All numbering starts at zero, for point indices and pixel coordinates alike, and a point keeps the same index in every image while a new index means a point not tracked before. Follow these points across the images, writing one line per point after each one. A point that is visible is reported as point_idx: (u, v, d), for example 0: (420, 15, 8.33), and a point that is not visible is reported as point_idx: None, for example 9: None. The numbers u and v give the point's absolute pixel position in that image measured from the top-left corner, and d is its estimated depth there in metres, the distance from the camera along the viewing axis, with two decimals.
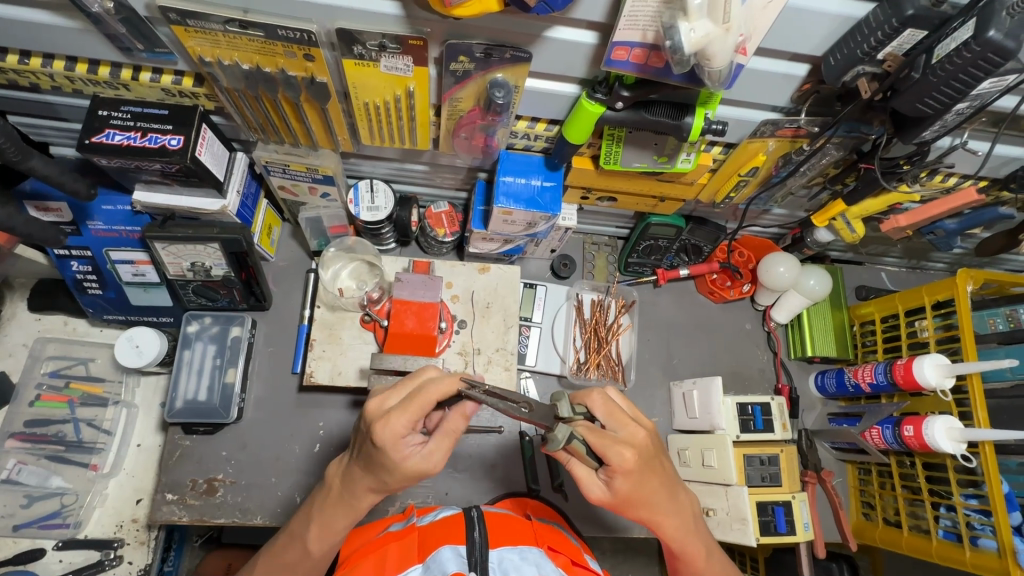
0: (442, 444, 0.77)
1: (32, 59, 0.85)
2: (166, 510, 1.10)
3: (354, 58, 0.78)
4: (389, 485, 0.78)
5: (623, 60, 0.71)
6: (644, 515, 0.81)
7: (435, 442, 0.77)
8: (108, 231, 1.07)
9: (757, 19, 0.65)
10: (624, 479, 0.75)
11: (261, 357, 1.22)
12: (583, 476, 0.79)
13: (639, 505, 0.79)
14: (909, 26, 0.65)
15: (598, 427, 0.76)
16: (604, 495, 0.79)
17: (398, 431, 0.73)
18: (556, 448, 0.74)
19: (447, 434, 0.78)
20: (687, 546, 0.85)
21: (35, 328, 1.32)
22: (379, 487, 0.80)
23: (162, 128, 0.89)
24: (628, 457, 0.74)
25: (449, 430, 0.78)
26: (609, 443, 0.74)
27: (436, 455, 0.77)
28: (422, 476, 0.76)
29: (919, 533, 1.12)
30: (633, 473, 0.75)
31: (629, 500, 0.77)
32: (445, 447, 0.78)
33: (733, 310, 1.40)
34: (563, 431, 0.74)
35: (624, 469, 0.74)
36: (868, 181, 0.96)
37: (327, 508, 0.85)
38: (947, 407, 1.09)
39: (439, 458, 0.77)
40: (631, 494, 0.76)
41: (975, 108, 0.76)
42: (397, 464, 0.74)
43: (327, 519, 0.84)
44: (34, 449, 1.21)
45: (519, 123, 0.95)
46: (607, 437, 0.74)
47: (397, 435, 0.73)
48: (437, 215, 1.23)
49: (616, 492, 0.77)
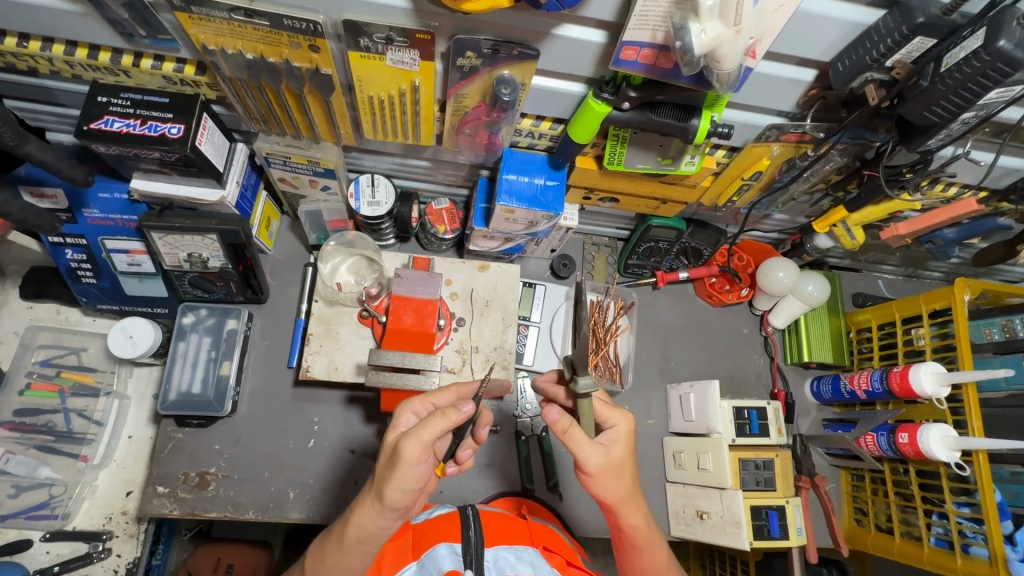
0: (429, 426, 0.72)
1: (31, 43, 0.83)
2: (156, 503, 1.08)
3: (360, 51, 0.77)
4: (378, 477, 0.75)
5: (632, 60, 0.71)
6: (623, 493, 0.82)
7: (424, 422, 0.72)
8: (103, 220, 1.06)
9: (767, 23, 0.64)
10: (623, 445, 0.82)
11: (256, 350, 1.21)
12: (580, 443, 0.77)
13: (624, 481, 0.82)
14: (919, 33, 0.65)
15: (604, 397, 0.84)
16: (596, 466, 0.78)
17: (412, 409, 0.83)
18: (585, 391, 0.76)
19: (440, 415, 0.73)
20: (648, 549, 0.87)
21: (26, 316, 1.30)
22: (375, 487, 0.75)
23: (162, 117, 0.88)
24: (627, 423, 0.83)
25: (441, 415, 0.73)
26: (616, 408, 0.84)
27: (417, 433, 0.71)
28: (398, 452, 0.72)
29: (911, 540, 1.13)
30: (630, 442, 0.83)
31: (620, 468, 0.81)
32: (427, 434, 0.71)
33: (731, 313, 1.41)
34: (588, 383, 0.76)
35: (626, 433, 0.82)
36: (871, 189, 0.95)
37: (326, 544, 0.79)
38: (942, 416, 1.10)
39: (417, 440, 0.71)
40: (625, 461, 0.81)
41: (981, 118, 0.75)
42: (389, 433, 0.81)
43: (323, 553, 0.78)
44: (22, 439, 1.19)
45: (524, 120, 0.95)
46: (613, 405, 0.84)
47: (407, 410, 0.83)
48: (437, 212, 1.23)
49: (613, 457, 0.80)
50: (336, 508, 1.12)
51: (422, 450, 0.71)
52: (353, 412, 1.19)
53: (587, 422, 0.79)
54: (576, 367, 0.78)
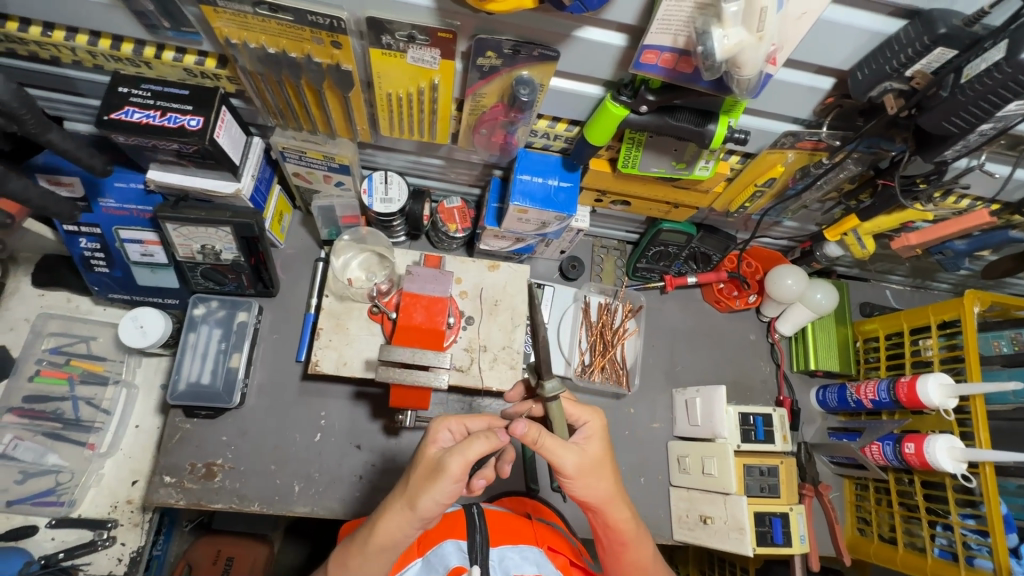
0: (478, 444, 0.72)
1: (55, 32, 0.84)
2: (162, 492, 1.09)
3: (381, 48, 0.78)
4: (412, 485, 0.75)
5: (652, 64, 0.71)
6: (603, 490, 0.82)
7: (467, 441, 0.73)
8: (119, 210, 1.06)
9: (789, 30, 0.65)
10: (595, 443, 0.82)
11: (265, 343, 1.22)
12: (555, 448, 0.77)
13: (602, 480, 0.82)
14: (941, 44, 0.65)
15: (572, 396, 0.86)
16: (573, 468, 0.79)
17: (448, 427, 0.81)
18: (552, 394, 0.78)
19: (483, 436, 0.73)
20: (634, 544, 0.87)
21: (37, 304, 1.30)
22: (408, 493, 0.75)
23: (182, 109, 0.89)
24: (597, 419, 0.84)
25: (487, 436, 0.73)
26: (584, 407, 0.85)
27: (461, 451, 0.72)
28: (441, 468, 0.72)
29: (914, 551, 1.13)
30: (604, 441, 0.84)
31: (596, 467, 0.81)
32: (472, 452, 0.72)
33: (738, 319, 1.41)
34: (554, 386, 0.79)
35: (597, 432, 0.83)
36: (885, 199, 0.96)
37: (348, 549, 0.78)
38: (949, 427, 1.10)
39: (460, 457, 0.72)
40: (601, 457, 0.82)
41: (998, 131, 0.75)
42: (427, 447, 0.78)
43: (349, 559, 0.77)
44: (31, 426, 1.20)
45: (540, 121, 0.95)
46: (581, 404, 0.85)
47: (443, 426, 0.80)
48: (449, 211, 1.24)
49: (588, 456, 0.80)
50: (340, 502, 1.13)
51: (464, 468, 0.72)
52: (360, 407, 1.19)
53: (560, 427, 0.80)
54: (541, 371, 0.79)
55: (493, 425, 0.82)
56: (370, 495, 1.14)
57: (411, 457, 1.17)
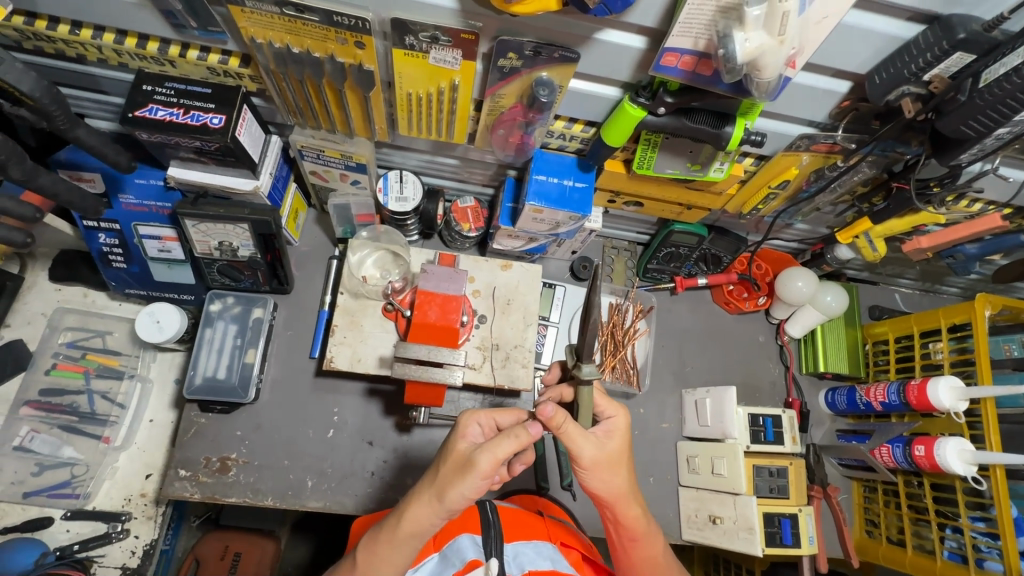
0: (507, 443, 0.73)
1: (83, 31, 0.85)
2: (177, 486, 1.10)
3: (404, 48, 0.79)
4: (441, 477, 0.76)
5: (672, 66, 0.72)
6: (617, 485, 0.83)
7: (497, 439, 0.74)
8: (138, 206, 1.08)
9: (809, 35, 0.66)
10: (617, 438, 0.83)
11: (280, 340, 1.23)
12: (576, 436, 0.79)
13: (618, 474, 0.83)
14: (959, 49, 0.66)
15: (601, 390, 0.88)
16: (591, 456, 0.80)
17: (477, 421, 0.81)
18: (589, 378, 0.78)
19: (513, 435, 0.74)
20: (644, 540, 0.88)
21: (54, 299, 1.31)
22: (436, 484, 0.76)
23: (204, 107, 0.90)
24: (622, 416, 0.85)
25: (516, 434, 0.74)
26: (608, 402, 0.86)
27: (492, 449, 0.73)
28: (470, 464, 0.73)
29: (923, 553, 1.13)
30: (626, 438, 0.84)
31: (613, 461, 0.82)
32: (501, 451, 0.73)
33: (748, 321, 1.41)
34: (591, 370, 0.79)
35: (619, 428, 0.84)
36: (899, 202, 0.96)
37: (378, 537, 0.79)
38: (960, 429, 1.11)
39: (490, 454, 0.73)
40: (620, 453, 0.83)
41: (1014, 135, 0.76)
42: (456, 442, 0.78)
43: (377, 549, 0.78)
44: (47, 419, 1.22)
45: (557, 122, 0.96)
46: (605, 398, 0.86)
47: (473, 421, 0.80)
48: (462, 210, 1.25)
49: (608, 449, 0.81)
50: (352, 497, 1.14)
51: (494, 466, 0.73)
52: (372, 405, 1.20)
53: (585, 414, 0.81)
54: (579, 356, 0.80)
55: (523, 420, 0.83)
56: (381, 491, 1.15)
57: (423, 454, 1.18)
